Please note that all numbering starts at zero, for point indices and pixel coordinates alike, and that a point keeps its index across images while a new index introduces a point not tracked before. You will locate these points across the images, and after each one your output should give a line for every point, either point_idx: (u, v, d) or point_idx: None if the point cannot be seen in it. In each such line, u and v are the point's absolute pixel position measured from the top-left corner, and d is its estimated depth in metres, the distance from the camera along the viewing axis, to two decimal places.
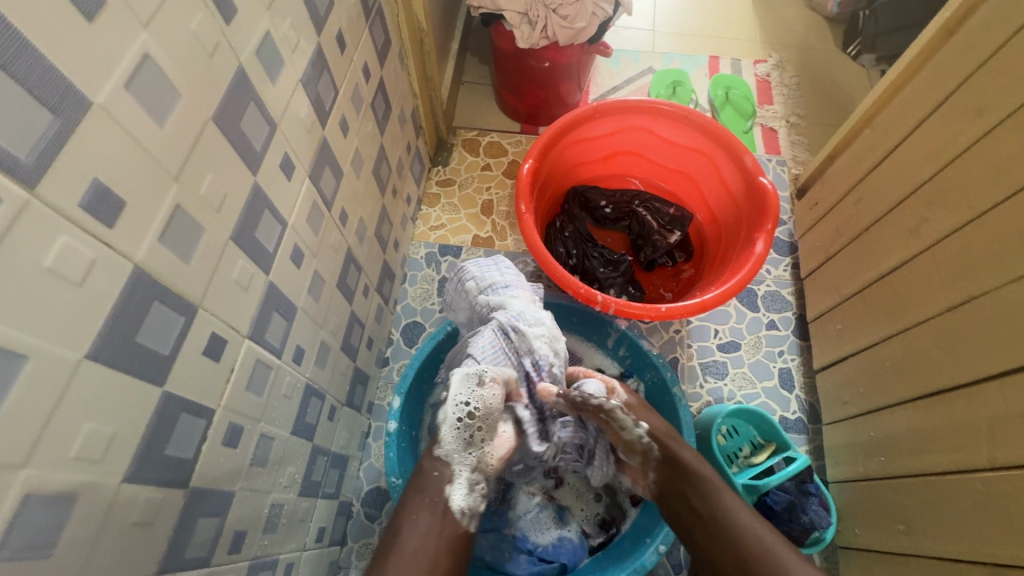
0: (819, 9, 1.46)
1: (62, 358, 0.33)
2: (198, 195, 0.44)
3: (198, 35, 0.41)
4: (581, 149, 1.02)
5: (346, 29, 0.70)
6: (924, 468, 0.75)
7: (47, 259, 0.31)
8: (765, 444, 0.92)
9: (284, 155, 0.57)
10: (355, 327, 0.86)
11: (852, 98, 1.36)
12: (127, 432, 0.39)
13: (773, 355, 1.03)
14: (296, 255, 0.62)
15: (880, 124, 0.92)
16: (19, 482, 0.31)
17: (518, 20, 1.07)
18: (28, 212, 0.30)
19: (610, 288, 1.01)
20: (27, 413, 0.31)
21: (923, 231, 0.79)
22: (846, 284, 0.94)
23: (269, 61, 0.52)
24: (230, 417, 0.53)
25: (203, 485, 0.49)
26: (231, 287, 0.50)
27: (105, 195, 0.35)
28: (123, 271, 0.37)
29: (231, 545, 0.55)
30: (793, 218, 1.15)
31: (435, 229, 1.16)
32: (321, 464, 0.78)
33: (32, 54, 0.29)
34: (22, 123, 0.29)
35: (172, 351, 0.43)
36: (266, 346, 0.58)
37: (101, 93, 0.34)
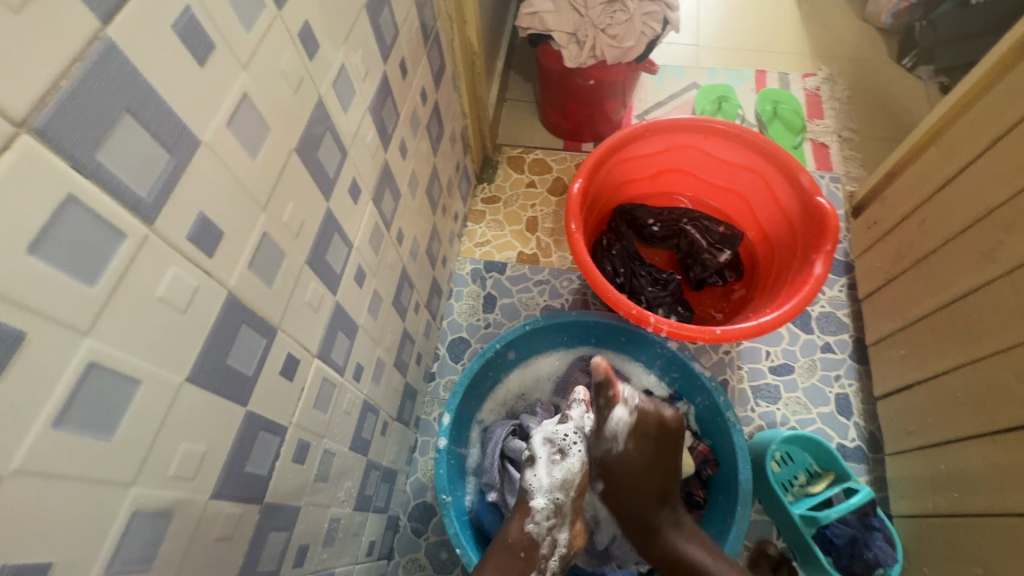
0: (871, 20, 1.42)
1: (166, 381, 0.35)
2: (281, 222, 0.46)
3: (286, 71, 0.43)
4: (630, 167, 1.02)
5: (408, 56, 0.72)
6: (1005, 507, 0.70)
7: (158, 288, 0.33)
8: (822, 473, 0.89)
9: (353, 180, 0.59)
10: (406, 343, 0.88)
11: (907, 111, 1.31)
12: (216, 450, 0.41)
13: (828, 379, 0.99)
14: (359, 275, 0.64)
15: (948, 142, 0.88)
16: (129, 499, 0.33)
17: (567, 40, 1.09)
18: (146, 245, 0.32)
19: (659, 308, 1.00)
20: (137, 434, 0.33)
21: (999, 255, 0.75)
22: (911, 308, 0.90)
23: (343, 91, 0.54)
24: (300, 433, 0.54)
25: (274, 499, 0.51)
26: (305, 308, 0.52)
27: (207, 227, 0.37)
28: (219, 296, 0.39)
29: (296, 558, 0.57)
30: (849, 237, 1.11)
31: (480, 246, 1.17)
32: (373, 478, 0.80)
33: (156, 99, 0.31)
34: (145, 164, 0.31)
35: (255, 372, 0.45)
36: (331, 364, 0.60)
37: (208, 132, 0.36)
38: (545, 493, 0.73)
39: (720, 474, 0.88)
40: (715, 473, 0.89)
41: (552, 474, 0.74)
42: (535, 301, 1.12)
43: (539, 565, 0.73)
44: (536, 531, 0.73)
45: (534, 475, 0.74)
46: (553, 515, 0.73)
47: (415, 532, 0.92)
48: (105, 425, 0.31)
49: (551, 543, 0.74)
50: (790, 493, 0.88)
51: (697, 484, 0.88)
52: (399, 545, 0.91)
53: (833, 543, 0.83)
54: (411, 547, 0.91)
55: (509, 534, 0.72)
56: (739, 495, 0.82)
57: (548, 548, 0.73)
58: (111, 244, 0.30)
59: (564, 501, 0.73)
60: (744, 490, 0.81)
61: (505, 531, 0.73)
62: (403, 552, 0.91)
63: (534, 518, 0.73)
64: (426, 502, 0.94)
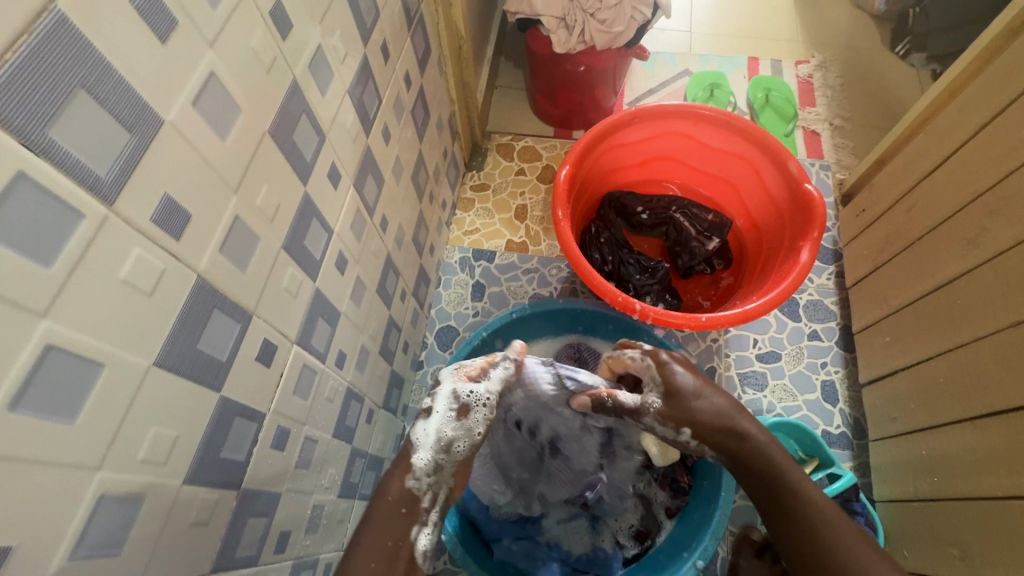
0: (865, 6, 1.40)
1: (133, 365, 0.35)
2: (255, 206, 0.45)
3: (257, 50, 0.42)
4: (618, 155, 1.01)
5: (390, 39, 0.70)
6: (983, 491, 0.71)
7: (122, 271, 0.33)
8: (806, 459, 0.90)
9: (332, 164, 0.58)
10: (392, 331, 0.88)
11: (899, 99, 1.30)
12: (188, 436, 0.41)
13: (815, 367, 0.99)
14: (340, 262, 0.64)
15: (936, 128, 0.88)
16: (95, 483, 0.33)
17: (555, 25, 1.07)
18: (107, 226, 0.31)
19: (646, 295, 1.00)
20: (103, 418, 0.33)
21: (983, 240, 0.75)
22: (897, 295, 0.90)
23: (320, 73, 0.53)
24: (279, 420, 0.54)
25: (253, 486, 0.51)
26: (282, 294, 0.51)
27: (174, 210, 0.36)
28: (188, 280, 0.38)
29: (277, 545, 0.57)
30: (838, 224, 1.11)
31: (469, 234, 1.16)
32: (359, 465, 0.80)
33: (113, 76, 0.31)
34: (103, 142, 0.31)
35: (229, 357, 0.44)
36: (312, 351, 0.59)
37: (172, 111, 0.35)
38: (426, 450, 0.63)
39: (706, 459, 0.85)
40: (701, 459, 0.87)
41: (443, 431, 0.64)
42: (524, 289, 1.11)
43: (422, 518, 0.60)
44: (419, 487, 0.61)
45: (422, 426, 0.64)
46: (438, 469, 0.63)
47: None
48: (67, 410, 0.31)
49: (434, 500, 0.62)
50: None
51: (683, 470, 0.86)
52: None
53: None
54: None
55: (387, 491, 0.60)
56: (725, 479, 0.81)
57: (430, 504, 0.62)
58: (68, 225, 0.29)
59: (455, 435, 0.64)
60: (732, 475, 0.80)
61: (383, 487, 0.60)
62: None
63: (416, 471, 0.61)
64: None
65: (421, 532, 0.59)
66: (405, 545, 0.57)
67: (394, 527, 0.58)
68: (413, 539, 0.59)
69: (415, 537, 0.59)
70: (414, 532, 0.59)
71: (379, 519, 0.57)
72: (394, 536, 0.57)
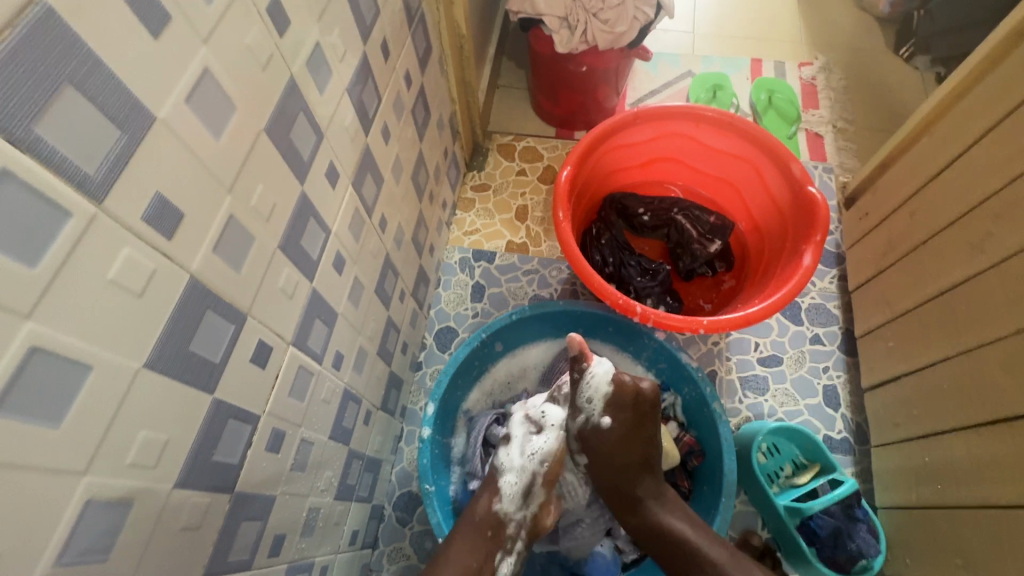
0: (869, 9, 1.40)
1: (122, 367, 0.34)
2: (250, 205, 0.44)
3: (253, 47, 0.42)
4: (620, 155, 1.00)
5: (390, 37, 0.70)
6: (987, 500, 0.70)
7: (111, 271, 0.32)
8: (808, 465, 0.89)
9: (330, 164, 0.58)
10: (391, 332, 0.87)
11: (903, 102, 1.30)
12: (178, 439, 0.40)
13: (817, 371, 0.98)
14: (337, 262, 0.63)
15: (941, 132, 0.87)
16: (82, 488, 0.32)
17: (558, 24, 1.07)
18: (95, 225, 0.30)
19: (647, 298, 0.99)
20: (90, 422, 0.32)
21: (988, 245, 0.74)
22: (900, 299, 0.89)
23: (318, 71, 0.52)
24: (274, 422, 0.53)
25: (246, 489, 0.50)
26: (278, 294, 0.51)
27: (165, 209, 0.35)
28: (180, 281, 0.38)
29: (271, 548, 0.57)
30: (841, 228, 1.10)
31: (469, 234, 1.16)
32: (356, 467, 0.79)
33: (103, 71, 0.30)
34: (91, 139, 0.30)
35: (222, 358, 0.44)
36: (308, 352, 0.59)
37: (164, 108, 0.34)
38: (512, 481, 0.75)
39: (705, 465, 0.88)
40: (700, 464, 0.89)
41: (524, 456, 0.77)
42: (524, 290, 1.10)
43: (505, 547, 0.74)
44: (504, 511, 0.75)
45: (507, 454, 0.77)
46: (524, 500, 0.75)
47: (400, 522, 0.91)
48: (52, 413, 0.30)
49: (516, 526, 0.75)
50: (776, 484, 0.88)
51: (683, 475, 0.89)
52: (383, 534, 0.91)
53: (816, 534, 0.83)
54: (396, 536, 0.91)
55: (477, 510, 0.74)
56: (724, 485, 0.82)
57: (514, 528, 0.75)
58: (53, 223, 0.28)
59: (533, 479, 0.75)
60: (729, 481, 0.81)
61: (473, 508, 0.75)
62: (388, 541, 0.90)
63: (503, 498, 0.75)
64: (411, 492, 0.94)
65: (503, 560, 0.73)
66: (488, 567, 0.71)
67: (479, 550, 0.71)
68: (495, 565, 0.72)
69: (498, 564, 0.73)
70: (498, 559, 0.73)
71: (467, 539, 0.72)
72: (480, 558, 0.71)
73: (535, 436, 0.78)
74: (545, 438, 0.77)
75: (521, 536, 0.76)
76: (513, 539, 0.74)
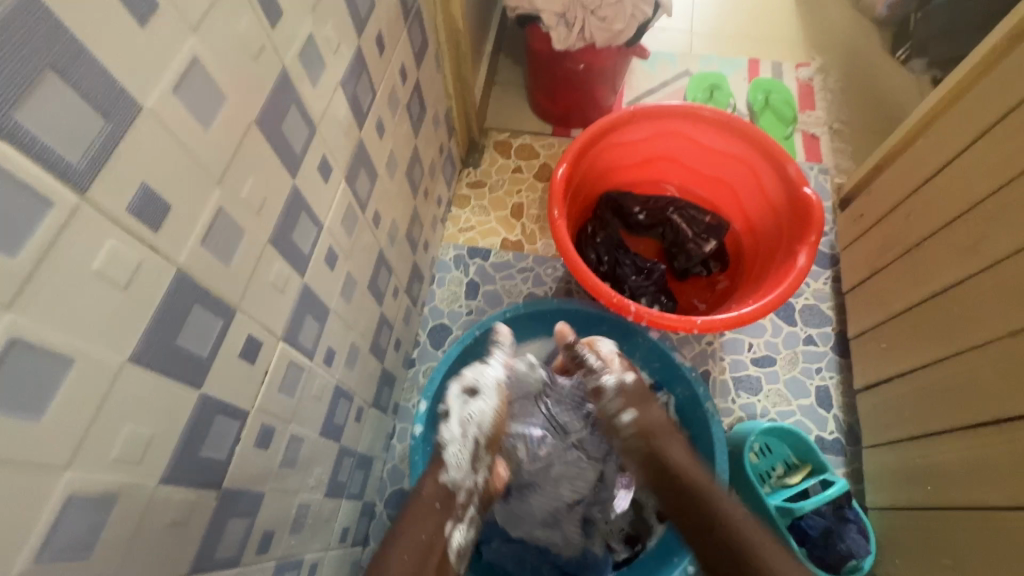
0: (866, 11, 1.40)
1: (106, 360, 0.33)
2: (240, 198, 0.44)
3: (244, 37, 0.41)
4: (616, 154, 1.00)
5: (386, 31, 0.69)
6: (977, 501, 0.71)
7: (95, 262, 0.31)
8: (799, 465, 0.89)
9: (323, 157, 0.57)
10: (384, 329, 0.86)
11: (899, 104, 1.30)
12: (165, 434, 0.40)
13: (810, 372, 0.99)
14: (330, 258, 0.62)
15: (936, 134, 0.87)
16: (63, 484, 0.32)
17: (556, 21, 1.06)
18: (78, 215, 0.30)
19: (642, 297, 0.99)
20: (72, 416, 0.32)
21: (983, 247, 0.74)
22: (893, 301, 0.90)
23: (311, 64, 0.52)
24: (263, 418, 0.53)
25: (234, 485, 0.49)
26: (268, 289, 0.50)
27: (152, 200, 0.35)
28: (167, 274, 0.37)
29: (260, 545, 0.56)
30: (836, 229, 1.10)
31: (464, 232, 1.15)
32: (347, 464, 0.78)
33: (88, 58, 0.29)
34: (74, 128, 0.29)
35: (210, 353, 0.43)
36: (299, 348, 0.58)
37: (151, 97, 0.34)
38: (459, 453, 0.71)
39: None
40: None
41: (465, 428, 0.72)
42: (519, 288, 1.10)
43: (456, 514, 0.69)
44: (454, 480, 0.70)
45: (447, 429, 0.73)
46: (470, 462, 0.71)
47: (391, 519, 0.91)
48: (33, 406, 0.29)
49: (468, 493, 0.71)
50: (767, 484, 0.88)
51: None
52: (374, 532, 0.90)
53: (807, 534, 0.83)
54: (387, 533, 0.90)
55: (423, 489, 0.70)
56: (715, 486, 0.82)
57: (466, 496, 0.71)
58: (35, 213, 0.28)
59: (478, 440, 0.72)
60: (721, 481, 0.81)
61: (420, 486, 0.70)
62: (379, 539, 0.90)
63: (451, 468, 0.70)
64: (403, 489, 0.93)
65: (455, 528, 0.69)
66: (440, 540, 0.67)
67: (429, 521, 0.67)
68: (447, 537, 0.68)
69: (450, 534, 0.68)
70: (448, 528, 0.68)
71: (418, 512, 0.68)
72: (429, 530, 0.67)
73: (472, 400, 0.74)
74: (483, 402, 0.74)
75: (474, 502, 0.72)
76: (465, 508, 0.70)
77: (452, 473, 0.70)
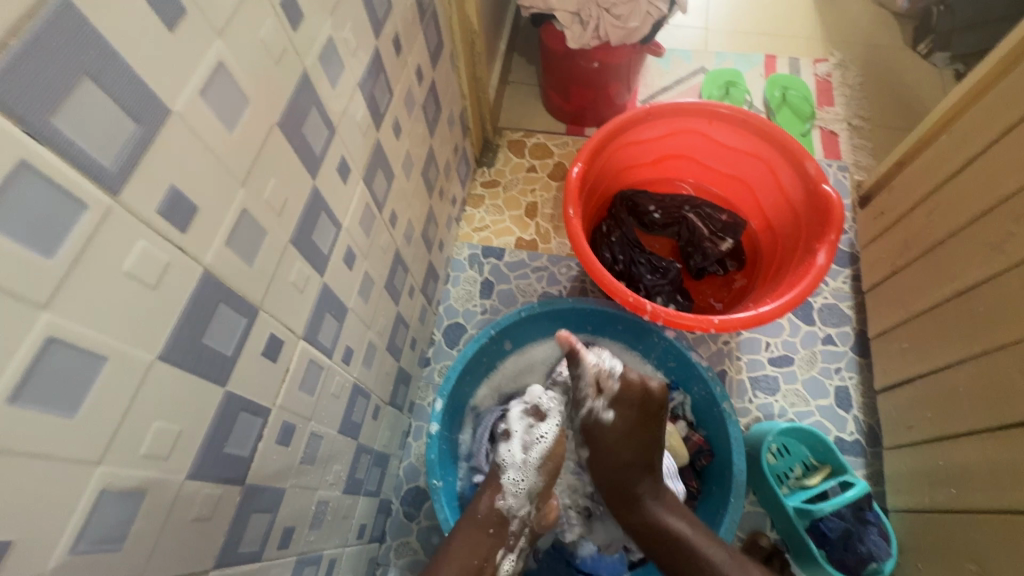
0: (887, 4, 1.37)
1: (136, 358, 0.34)
2: (263, 199, 0.45)
3: (267, 41, 0.42)
4: (631, 152, 0.99)
5: (403, 32, 0.70)
6: (1001, 504, 0.69)
7: (126, 263, 0.32)
8: (818, 466, 0.88)
9: (341, 158, 0.58)
10: (400, 327, 0.87)
11: (920, 99, 1.27)
12: (191, 430, 0.40)
13: (829, 372, 0.97)
14: (348, 258, 0.63)
15: (960, 130, 0.85)
16: (96, 478, 0.33)
17: (570, 20, 1.06)
18: (110, 217, 0.31)
19: (657, 296, 0.99)
20: (104, 412, 0.33)
21: (1008, 246, 0.73)
22: (915, 300, 0.88)
23: (330, 65, 0.52)
24: (284, 415, 0.53)
25: (257, 481, 0.50)
26: (289, 288, 0.51)
27: (179, 201, 0.36)
28: (194, 273, 0.38)
29: (281, 540, 0.57)
30: (855, 227, 1.08)
31: (478, 231, 1.15)
32: (365, 462, 0.79)
33: (119, 64, 0.30)
34: (106, 131, 0.30)
35: (235, 351, 0.44)
36: (318, 347, 0.59)
37: (179, 100, 0.34)
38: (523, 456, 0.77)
39: (715, 464, 0.87)
40: (709, 464, 0.88)
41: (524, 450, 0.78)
42: (533, 287, 1.10)
43: (507, 543, 0.74)
44: (507, 506, 0.75)
45: (506, 449, 0.78)
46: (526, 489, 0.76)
47: (407, 516, 0.92)
48: (67, 402, 0.30)
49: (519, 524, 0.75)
50: (786, 485, 0.87)
51: (691, 475, 0.88)
52: (390, 529, 0.91)
53: (826, 536, 0.82)
54: (403, 530, 0.91)
55: (479, 507, 0.74)
56: (733, 487, 0.81)
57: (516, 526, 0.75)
58: (69, 215, 0.29)
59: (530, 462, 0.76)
60: (738, 481, 0.81)
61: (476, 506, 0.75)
62: (395, 535, 0.91)
63: (508, 495, 0.75)
64: (418, 487, 0.94)
65: (506, 556, 0.74)
66: (490, 564, 0.72)
67: (480, 545, 0.72)
68: (499, 563, 0.73)
69: (500, 560, 0.74)
70: (500, 556, 0.73)
71: (467, 534, 0.72)
72: (480, 554, 0.71)
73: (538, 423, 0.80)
74: (550, 423, 0.79)
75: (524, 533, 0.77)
76: (516, 539, 0.75)
77: (506, 500, 0.75)
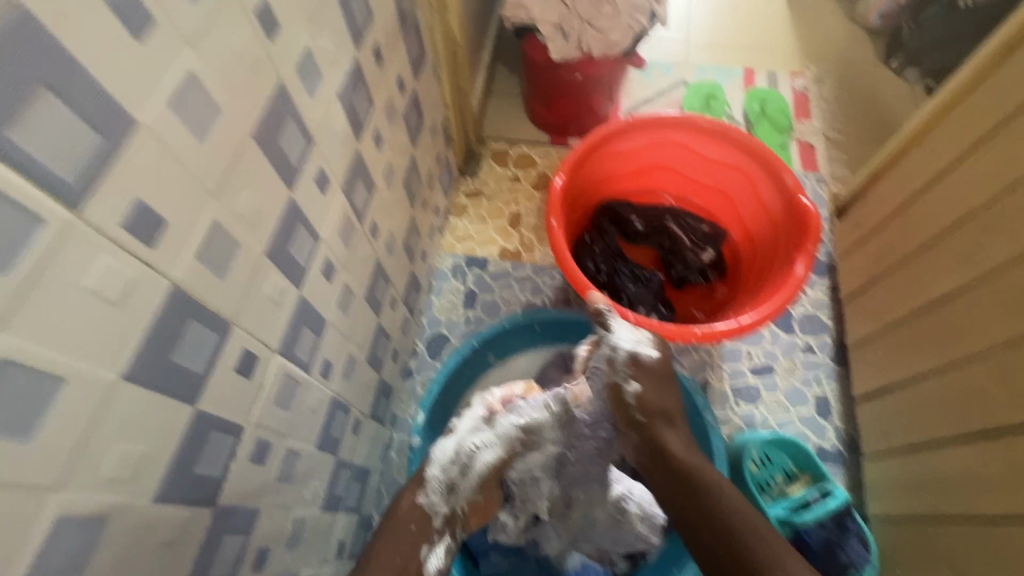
0: (860, 21, 1.41)
1: (98, 379, 0.33)
2: (235, 212, 0.43)
3: (240, 50, 0.41)
4: (613, 163, 1.00)
5: (383, 42, 0.69)
6: (975, 511, 0.71)
7: (88, 279, 0.31)
8: (799, 475, 0.88)
9: (320, 169, 0.57)
10: (381, 339, 0.85)
11: (894, 113, 1.31)
12: (157, 451, 0.39)
13: (809, 381, 0.98)
14: (327, 269, 0.62)
15: (931, 144, 0.88)
16: (52, 504, 0.31)
17: (552, 32, 1.07)
18: (70, 231, 0.29)
19: (641, 306, 0.99)
20: (62, 436, 0.31)
21: (979, 257, 0.75)
22: (892, 310, 0.90)
23: (308, 76, 0.51)
24: (258, 433, 0.52)
25: (229, 502, 0.49)
26: (264, 302, 0.49)
27: (146, 214, 0.34)
28: (161, 289, 0.37)
29: (255, 562, 0.55)
30: (833, 238, 1.10)
31: (462, 240, 1.15)
32: (344, 477, 0.77)
33: (81, 74, 0.29)
34: (68, 144, 0.29)
35: (205, 368, 0.43)
36: (296, 361, 0.57)
37: (146, 111, 0.33)
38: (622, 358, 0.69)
39: None
40: None
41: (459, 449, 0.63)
42: (517, 298, 1.10)
43: (431, 538, 0.61)
44: (429, 503, 0.62)
45: (441, 445, 0.64)
46: (452, 488, 0.62)
47: None
48: (21, 426, 0.29)
49: (444, 519, 0.62)
50: (768, 494, 0.87)
51: None
52: None
53: (808, 545, 0.82)
54: None
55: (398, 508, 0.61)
56: None
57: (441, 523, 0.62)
58: (27, 229, 0.27)
59: (461, 479, 0.62)
60: None
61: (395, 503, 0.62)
62: None
63: (429, 490, 0.62)
64: None
65: (432, 550, 0.60)
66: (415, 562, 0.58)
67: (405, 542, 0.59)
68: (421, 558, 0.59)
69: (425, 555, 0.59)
70: (424, 551, 0.59)
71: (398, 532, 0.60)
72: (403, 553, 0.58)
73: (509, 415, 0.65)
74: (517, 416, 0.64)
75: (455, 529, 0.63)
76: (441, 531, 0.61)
77: (429, 497, 0.62)
